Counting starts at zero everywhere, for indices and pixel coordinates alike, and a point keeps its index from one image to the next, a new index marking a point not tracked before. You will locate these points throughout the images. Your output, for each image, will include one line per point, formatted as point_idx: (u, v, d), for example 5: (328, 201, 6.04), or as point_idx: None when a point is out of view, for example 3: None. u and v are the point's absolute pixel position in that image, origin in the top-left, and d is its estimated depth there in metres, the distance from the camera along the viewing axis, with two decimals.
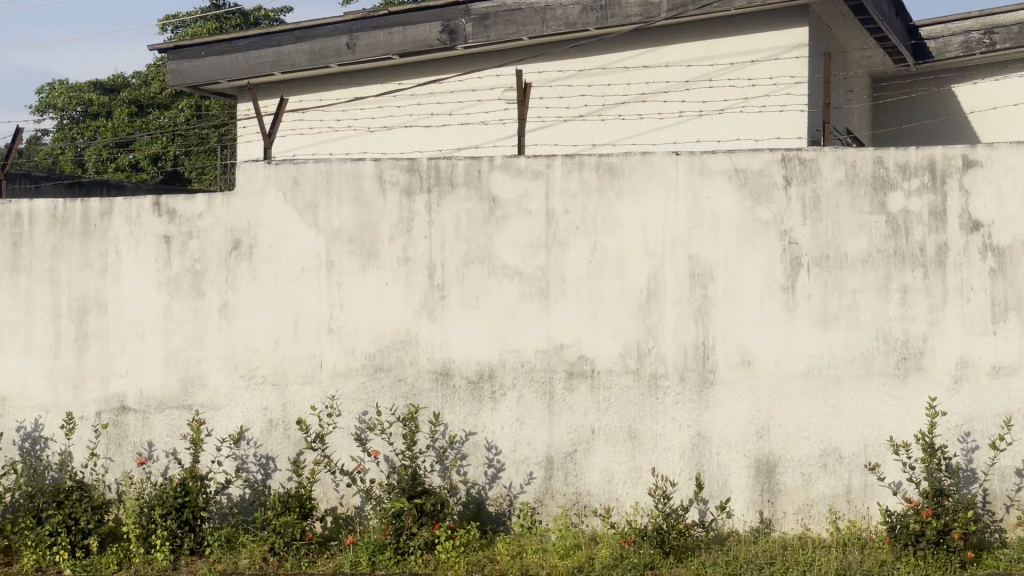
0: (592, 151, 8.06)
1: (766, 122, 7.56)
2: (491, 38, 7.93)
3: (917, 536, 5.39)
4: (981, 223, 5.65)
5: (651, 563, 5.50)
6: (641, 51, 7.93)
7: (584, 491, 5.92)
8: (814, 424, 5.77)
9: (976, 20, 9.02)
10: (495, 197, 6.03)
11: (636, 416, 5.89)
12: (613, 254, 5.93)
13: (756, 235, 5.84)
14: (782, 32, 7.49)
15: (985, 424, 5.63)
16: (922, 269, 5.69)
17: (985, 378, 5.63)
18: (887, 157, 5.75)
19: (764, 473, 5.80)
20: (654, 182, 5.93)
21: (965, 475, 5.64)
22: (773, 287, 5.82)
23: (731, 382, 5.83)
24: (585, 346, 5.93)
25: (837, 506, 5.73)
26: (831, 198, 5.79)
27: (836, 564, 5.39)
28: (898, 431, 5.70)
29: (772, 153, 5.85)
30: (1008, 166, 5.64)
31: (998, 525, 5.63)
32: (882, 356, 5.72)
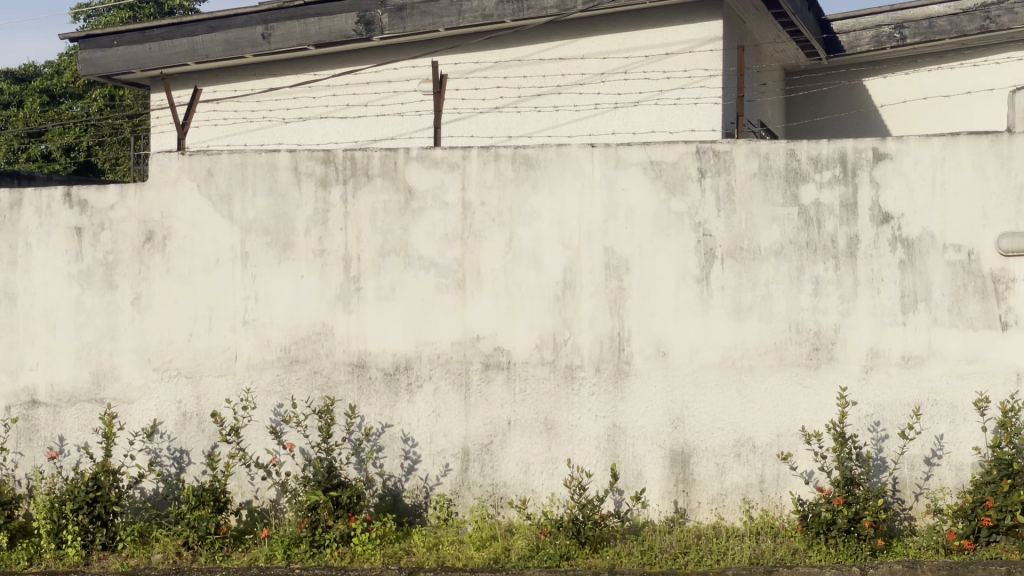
0: (508, 143, 8.07)
1: (680, 114, 7.62)
2: (407, 30, 7.91)
3: (829, 525, 5.45)
4: (891, 216, 5.73)
5: (566, 554, 5.52)
6: (559, 43, 7.96)
7: (500, 483, 5.93)
8: (728, 415, 5.82)
9: (886, 14, 9.08)
10: (411, 189, 6.02)
11: (552, 408, 5.91)
12: (529, 246, 5.95)
13: (671, 227, 5.88)
14: (700, 25, 7.54)
15: (894, 414, 5.72)
16: (833, 261, 5.77)
17: (895, 368, 5.71)
18: (799, 150, 5.81)
19: (679, 463, 5.85)
20: (569, 174, 5.95)
21: (875, 464, 5.72)
22: (687, 279, 5.87)
23: (646, 373, 5.87)
24: (501, 339, 5.94)
25: (750, 495, 5.80)
26: (745, 190, 5.85)
27: (749, 553, 5.48)
28: (811, 421, 5.77)
29: (686, 145, 5.88)
30: (917, 159, 5.71)
31: (907, 513, 5.72)
32: (795, 347, 5.79)
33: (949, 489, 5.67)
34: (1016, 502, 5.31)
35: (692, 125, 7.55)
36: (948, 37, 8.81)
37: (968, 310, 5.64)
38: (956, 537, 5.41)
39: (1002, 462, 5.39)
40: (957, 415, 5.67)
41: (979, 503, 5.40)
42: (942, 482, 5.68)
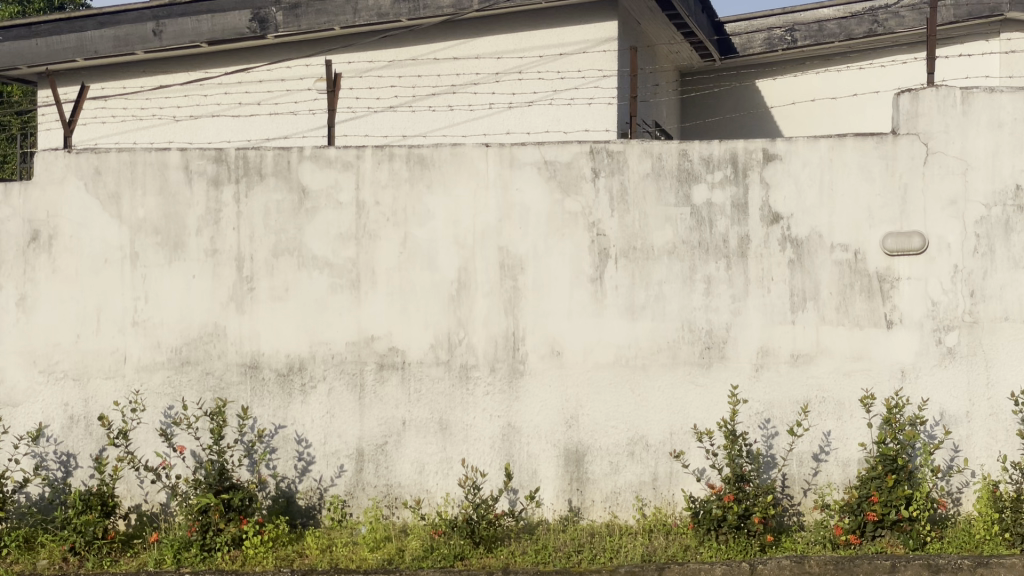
0: (403, 143, 8.05)
1: (575, 114, 7.69)
2: (301, 27, 7.88)
3: (719, 521, 5.52)
4: (780, 215, 5.82)
5: (460, 554, 5.52)
6: (453, 43, 7.96)
7: (395, 483, 5.92)
8: (622, 414, 5.86)
9: (778, 18, 9.21)
10: (304, 188, 5.97)
11: (446, 408, 5.91)
12: (423, 246, 5.94)
13: (565, 227, 5.91)
14: (596, 26, 7.62)
15: (784, 412, 5.80)
16: (724, 261, 5.83)
17: (785, 366, 5.80)
18: (692, 150, 5.86)
19: (573, 462, 5.88)
20: (464, 173, 5.95)
21: (765, 461, 5.79)
22: (581, 278, 5.90)
23: (541, 372, 5.89)
24: (395, 338, 5.92)
25: (643, 493, 5.84)
26: (638, 190, 5.89)
27: (642, 550, 5.53)
28: (702, 419, 5.83)
29: (580, 146, 5.91)
30: (805, 160, 5.81)
31: (796, 509, 5.80)
32: (687, 346, 5.84)
33: (836, 485, 5.77)
34: (901, 497, 5.46)
35: (585, 125, 7.64)
36: (837, 41, 8.94)
37: (855, 309, 5.77)
38: (843, 532, 5.51)
39: (887, 457, 5.52)
40: (845, 412, 5.77)
41: (865, 498, 5.53)
42: (830, 478, 5.78)
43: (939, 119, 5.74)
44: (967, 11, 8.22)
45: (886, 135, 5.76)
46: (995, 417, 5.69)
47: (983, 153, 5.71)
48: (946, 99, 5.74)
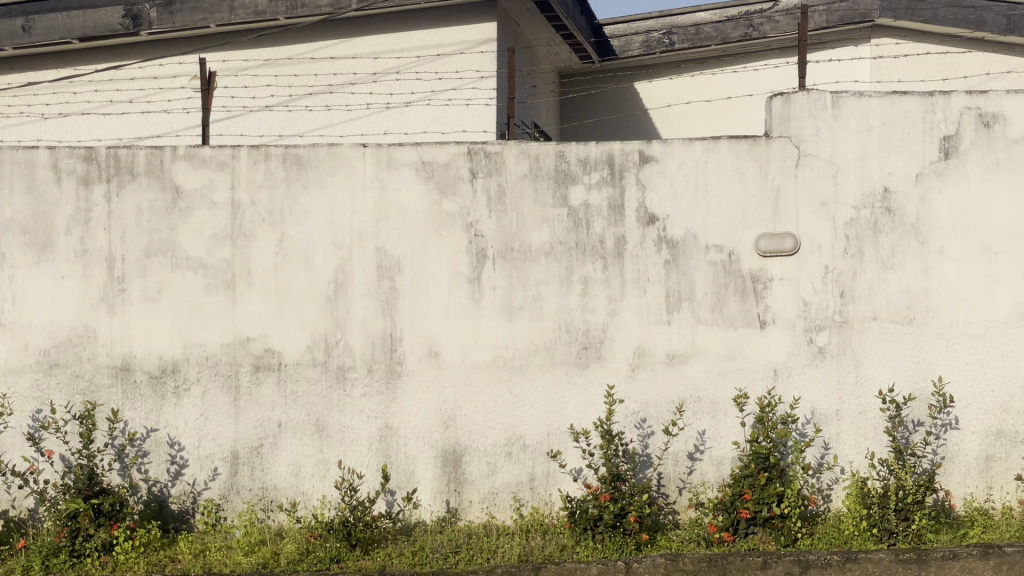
0: (279, 142, 8.01)
1: (453, 115, 7.73)
2: (176, 25, 7.78)
3: (596, 521, 5.57)
4: (656, 217, 5.87)
5: (336, 557, 5.48)
6: (330, 43, 7.94)
7: (270, 486, 5.86)
8: (500, 414, 5.87)
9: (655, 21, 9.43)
10: (178, 187, 5.89)
11: (323, 409, 5.86)
12: (300, 247, 5.89)
13: (443, 227, 5.90)
14: (476, 28, 7.68)
15: (660, 411, 5.85)
16: (601, 261, 5.87)
17: (660, 365, 5.85)
18: (569, 151, 5.89)
19: (450, 463, 5.87)
20: (341, 174, 5.91)
21: (641, 460, 5.85)
22: (458, 279, 5.89)
23: (418, 373, 5.88)
24: (271, 339, 5.86)
25: (520, 493, 5.85)
26: (515, 191, 5.91)
27: (519, 550, 5.55)
28: (579, 419, 5.86)
29: (457, 146, 5.91)
30: (680, 162, 5.87)
31: (671, 507, 5.86)
32: (564, 346, 5.87)
33: (710, 483, 5.83)
34: (772, 494, 5.54)
35: (463, 127, 7.72)
36: (712, 44, 8.98)
37: (729, 309, 5.84)
38: (717, 529, 5.58)
39: (759, 456, 5.61)
40: (718, 411, 5.84)
41: (738, 496, 5.60)
42: (704, 476, 5.84)
43: (809, 122, 5.84)
44: (838, 16, 8.44)
45: (758, 138, 5.84)
46: (864, 415, 5.79)
47: (852, 155, 5.82)
48: (816, 102, 5.83)
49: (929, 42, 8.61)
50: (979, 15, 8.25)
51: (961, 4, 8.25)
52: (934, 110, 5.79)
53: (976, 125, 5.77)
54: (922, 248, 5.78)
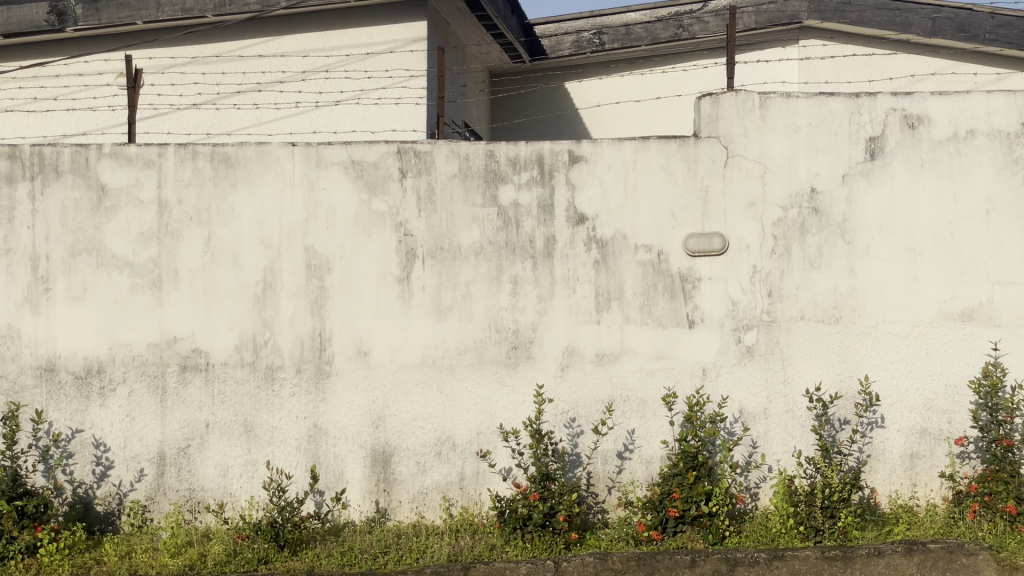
0: (206, 140, 7.93)
1: (384, 114, 7.73)
2: (102, 22, 7.71)
3: (525, 520, 5.56)
4: (586, 216, 5.88)
5: (264, 558, 5.44)
6: (260, 40, 7.91)
7: (197, 487, 5.82)
8: (429, 414, 5.86)
9: (585, 20, 9.30)
10: (103, 186, 5.84)
11: (251, 409, 5.83)
12: (228, 246, 5.85)
13: (372, 227, 5.88)
14: (406, 27, 7.69)
15: (589, 410, 5.87)
16: (531, 260, 5.88)
17: (590, 365, 5.87)
18: (498, 151, 5.89)
19: (380, 462, 5.85)
20: (269, 172, 5.88)
21: (571, 459, 5.85)
22: (388, 278, 5.88)
23: (347, 373, 5.85)
24: (199, 339, 5.82)
25: (450, 493, 5.85)
26: (445, 190, 5.90)
27: (448, 550, 5.54)
28: (509, 418, 5.86)
29: (387, 145, 5.89)
30: (609, 162, 5.90)
31: (601, 506, 5.88)
32: (494, 346, 5.87)
33: (639, 482, 5.85)
34: (700, 493, 5.57)
35: (392, 126, 7.71)
36: (643, 44, 9.08)
37: (657, 309, 5.86)
38: (645, 528, 5.59)
39: (688, 454, 5.62)
40: (647, 410, 5.87)
41: (666, 494, 5.62)
42: (633, 475, 5.86)
43: (738, 123, 5.87)
44: (768, 18, 8.51)
45: (687, 139, 5.87)
46: (791, 414, 5.83)
47: (780, 155, 5.86)
48: (745, 103, 5.87)
49: (856, 44, 8.70)
50: (905, 18, 8.34)
51: (887, 7, 8.34)
52: (860, 111, 5.84)
53: (902, 127, 5.81)
54: (848, 248, 5.82)
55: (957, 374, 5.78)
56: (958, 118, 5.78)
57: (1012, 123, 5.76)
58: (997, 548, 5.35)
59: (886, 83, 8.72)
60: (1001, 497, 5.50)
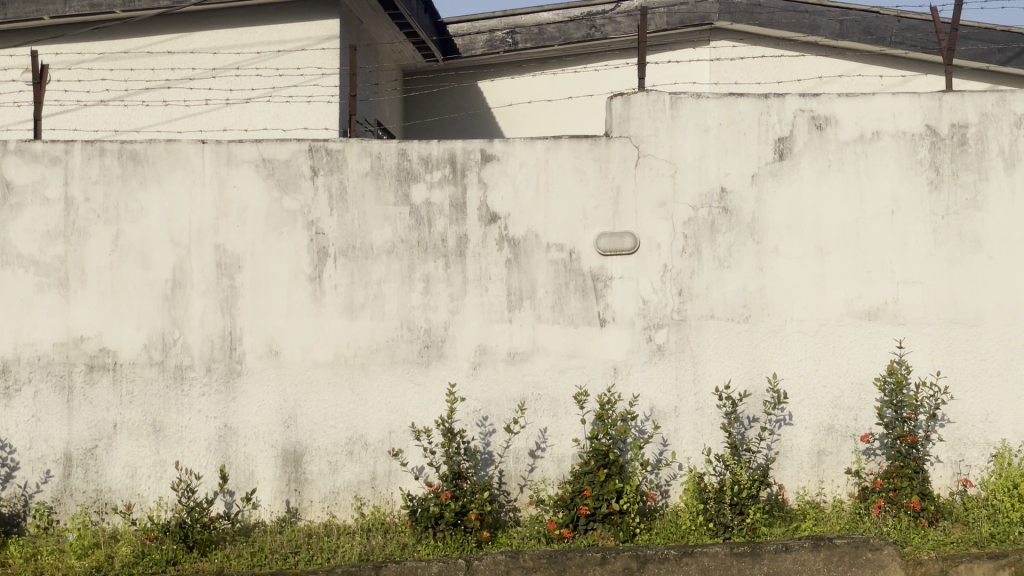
0: (114, 138, 7.81)
1: (295, 112, 7.71)
2: (7, 16, 7.62)
3: (437, 519, 5.56)
4: (498, 216, 5.90)
5: (172, 559, 5.41)
6: (170, 36, 7.83)
7: (105, 488, 5.76)
8: (340, 413, 5.84)
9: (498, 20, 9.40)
10: (9, 183, 5.79)
11: (160, 409, 5.78)
12: (136, 244, 5.80)
13: (283, 225, 5.85)
14: (317, 24, 7.72)
15: (501, 409, 5.88)
16: (443, 259, 5.88)
17: (502, 364, 5.88)
18: (410, 150, 5.89)
19: (290, 462, 5.82)
20: (179, 170, 5.84)
21: (483, 458, 5.85)
22: (299, 277, 5.85)
23: (257, 372, 5.82)
24: (106, 338, 5.77)
25: (362, 492, 5.83)
26: (356, 189, 5.88)
27: (359, 550, 5.52)
28: (421, 417, 5.85)
29: (299, 144, 5.87)
30: (522, 160, 5.92)
31: (513, 504, 5.88)
32: (406, 345, 5.86)
33: (550, 480, 5.87)
34: (611, 490, 5.60)
35: (303, 123, 7.65)
36: (555, 44, 9.09)
37: (569, 308, 5.89)
38: (556, 526, 5.61)
39: (598, 452, 5.66)
40: (559, 409, 5.89)
41: (578, 492, 5.65)
42: (544, 474, 5.88)
43: (649, 123, 5.92)
44: (679, 19, 8.64)
45: (599, 139, 5.91)
46: (701, 412, 5.88)
47: (690, 155, 5.91)
48: (656, 103, 5.92)
49: (764, 45, 8.74)
50: (812, 20, 8.46)
51: (795, 9, 8.45)
52: (769, 112, 5.90)
53: (809, 128, 5.88)
54: (757, 247, 5.88)
55: (863, 372, 5.85)
56: (864, 119, 5.85)
57: (916, 124, 5.84)
58: (901, 543, 5.44)
59: (795, 84, 8.70)
60: (905, 492, 5.59)
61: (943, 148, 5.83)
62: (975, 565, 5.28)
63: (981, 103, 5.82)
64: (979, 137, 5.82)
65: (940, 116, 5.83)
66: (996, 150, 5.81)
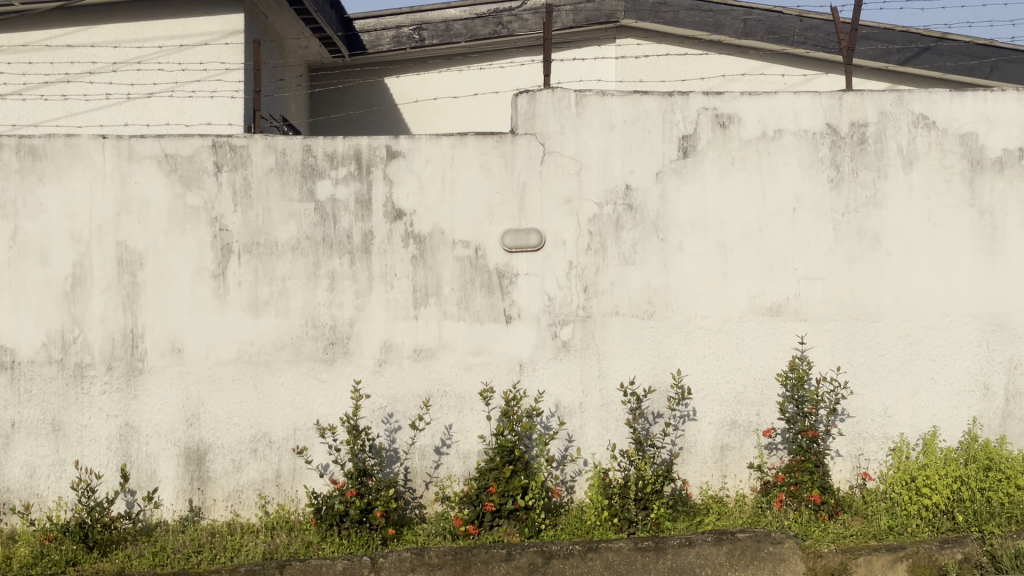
0: (11, 131, 7.67)
1: (198, 107, 7.68)
2: None
3: (341, 516, 5.53)
4: (404, 212, 5.88)
5: (71, 560, 5.33)
6: (72, 30, 7.74)
7: (3, 488, 5.68)
8: (244, 411, 5.80)
9: (405, 16, 9.24)
10: None
11: (59, 408, 5.71)
12: (34, 240, 5.72)
13: (186, 222, 5.79)
14: (221, 19, 7.66)
15: (407, 406, 5.87)
16: (348, 256, 5.85)
17: (407, 361, 5.87)
18: (315, 146, 5.85)
19: (193, 460, 5.77)
20: (79, 166, 5.77)
21: (388, 455, 5.85)
22: (202, 274, 5.79)
23: (159, 370, 5.76)
24: (4, 336, 5.69)
25: (266, 490, 5.79)
26: (260, 185, 5.84)
27: (262, 549, 5.48)
28: (326, 414, 5.83)
29: (202, 139, 5.82)
30: (427, 157, 5.90)
31: (418, 501, 5.88)
32: (311, 342, 5.83)
33: (456, 476, 5.87)
34: (517, 486, 5.60)
35: (208, 119, 7.63)
36: (462, 41, 9.13)
37: (475, 304, 5.89)
38: (462, 522, 5.61)
39: (505, 449, 5.67)
40: (465, 405, 5.89)
41: (483, 488, 5.64)
42: (450, 470, 5.88)
43: (554, 120, 5.93)
44: (585, 16, 8.67)
45: (504, 135, 5.91)
46: (606, 408, 5.91)
47: (595, 153, 5.94)
48: (561, 100, 5.93)
49: (669, 45, 8.88)
50: (717, 19, 8.58)
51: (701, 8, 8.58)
52: (673, 110, 5.94)
53: (713, 125, 5.94)
54: (662, 244, 5.92)
55: (765, 367, 5.91)
56: (767, 117, 5.91)
57: (817, 122, 5.91)
58: (802, 536, 5.51)
59: (699, 82, 8.85)
60: (806, 486, 5.65)
61: (843, 146, 5.90)
62: (873, 558, 5.37)
63: (879, 103, 5.89)
64: (878, 135, 5.90)
65: (841, 115, 5.90)
66: (894, 149, 5.89)
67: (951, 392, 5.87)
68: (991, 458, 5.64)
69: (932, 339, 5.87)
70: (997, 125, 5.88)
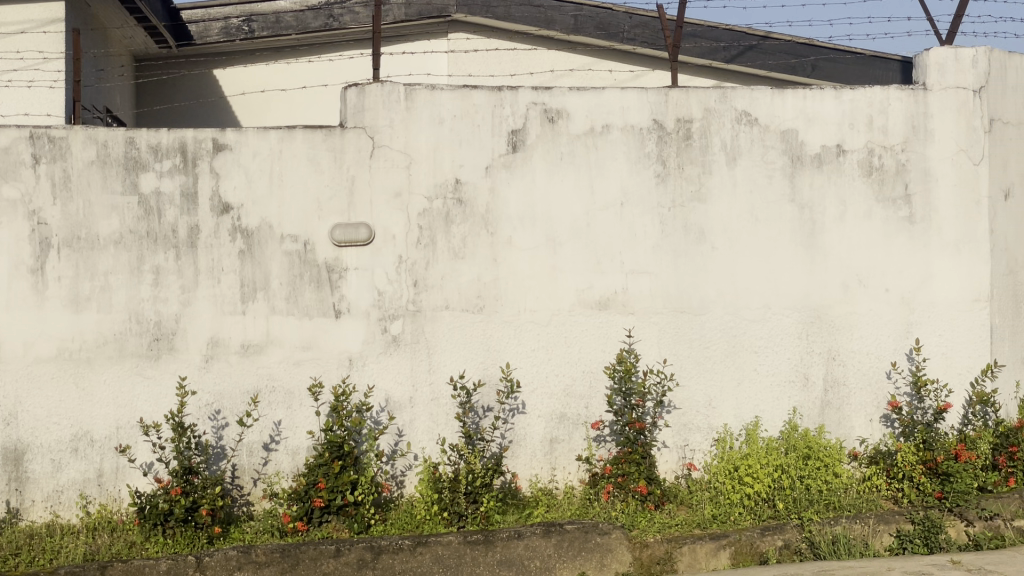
0: None
1: (10, 96, 7.44)
2: None
3: (166, 516, 5.45)
4: (231, 206, 5.80)
5: None
6: None
7: None
8: (64, 409, 5.67)
9: (234, 6, 8.97)
10: None
11: None
12: None
13: (3, 215, 5.63)
14: (41, 7, 7.49)
15: (234, 402, 5.79)
16: (173, 251, 5.75)
17: (235, 356, 5.79)
18: (139, 138, 5.73)
19: (11, 461, 5.62)
20: None
21: (214, 452, 5.76)
22: (19, 269, 5.63)
23: None
24: None
25: (87, 490, 5.66)
26: (81, 178, 5.70)
27: (84, 549, 5.35)
28: (150, 412, 5.73)
29: (19, 130, 5.65)
30: (254, 151, 5.82)
31: (246, 499, 5.80)
32: (135, 338, 5.71)
33: (284, 473, 5.81)
34: (346, 482, 5.57)
35: (24, 110, 7.42)
36: (291, 33, 8.98)
37: (304, 299, 5.84)
38: (290, 519, 5.53)
39: (334, 444, 5.61)
40: (294, 401, 5.84)
41: (312, 485, 5.58)
42: (278, 467, 5.82)
43: (384, 114, 5.89)
44: (416, 10, 8.61)
45: (333, 129, 5.85)
46: (436, 402, 5.91)
47: (424, 148, 5.93)
48: (390, 94, 5.90)
49: (497, 40, 8.87)
50: (547, 15, 8.60)
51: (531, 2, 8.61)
52: (502, 104, 5.96)
53: (541, 120, 5.97)
54: (491, 238, 5.94)
55: (593, 360, 5.97)
56: (594, 113, 5.97)
57: (644, 118, 5.98)
58: (629, 527, 5.57)
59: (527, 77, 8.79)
60: (633, 478, 5.73)
61: (669, 142, 5.99)
62: (697, 546, 5.45)
63: (704, 99, 5.99)
64: (702, 131, 5.99)
65: (666, 111, 5.99)
66: (719, 144, 6.00)
67: (772, 382, 6.00)
68: (810, 446, 5.80)
69: (755, 332, 5.99)
70: (815, 123, 6.01)
